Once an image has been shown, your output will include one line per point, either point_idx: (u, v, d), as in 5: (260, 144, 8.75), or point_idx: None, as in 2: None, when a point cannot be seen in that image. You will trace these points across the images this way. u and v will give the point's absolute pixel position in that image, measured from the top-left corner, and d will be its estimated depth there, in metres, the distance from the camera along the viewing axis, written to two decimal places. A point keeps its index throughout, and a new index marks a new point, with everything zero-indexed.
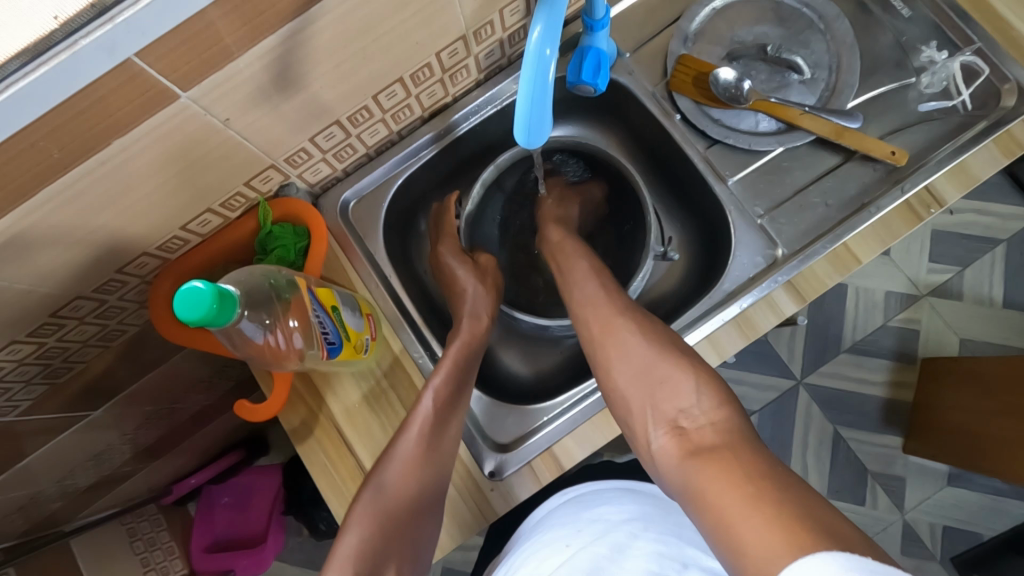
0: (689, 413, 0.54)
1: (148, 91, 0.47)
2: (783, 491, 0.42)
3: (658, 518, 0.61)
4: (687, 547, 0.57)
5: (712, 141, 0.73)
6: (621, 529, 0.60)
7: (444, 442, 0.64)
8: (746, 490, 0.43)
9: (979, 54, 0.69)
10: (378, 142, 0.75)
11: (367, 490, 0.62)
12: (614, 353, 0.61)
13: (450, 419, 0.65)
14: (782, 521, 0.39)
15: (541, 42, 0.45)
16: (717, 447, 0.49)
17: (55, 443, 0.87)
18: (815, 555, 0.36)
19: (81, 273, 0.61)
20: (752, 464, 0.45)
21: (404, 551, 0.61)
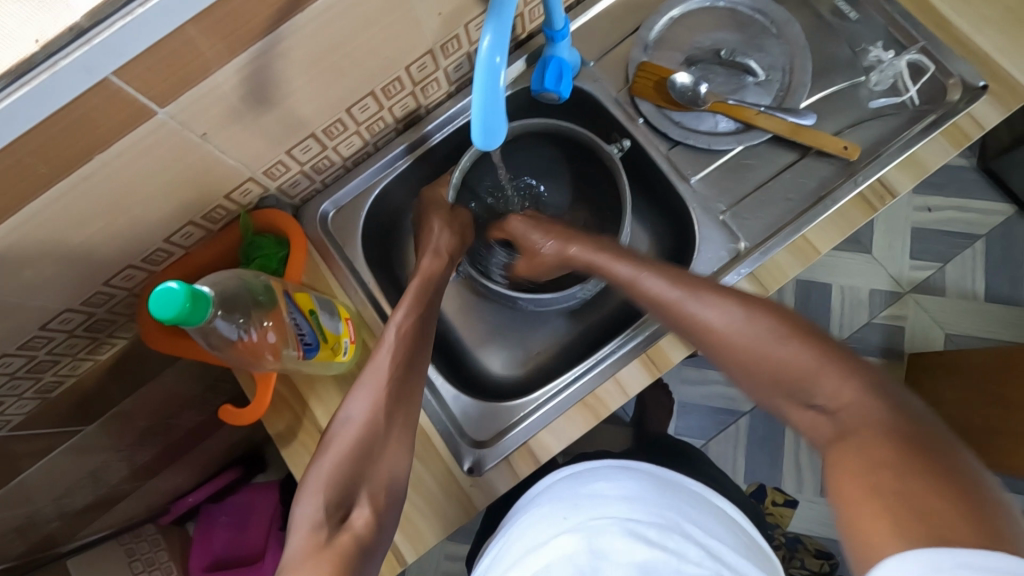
0: (821, 391, 0.51)
1: (127, 108, 0.50)
2: (907, 479, 0.41)
3: (653, 497, 0.61)
4: (683, 522, 0.59)
5: (674, 142, 0.76)
6: (617, 505, 0.59)
7: (410, 382, 0.65)
8: (883, 473, 0.42)
9: (924, 52, 0.73)
10: (355, 153, 0.78)
11: (336, 424, 0.61)
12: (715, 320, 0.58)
13: (418, 353, 0.67)
14: (898, 513, 0.40)
15: (491, 50, 0.48)
16: (864, 420, 0.47)
17: (51, 459, 0.89)
18: (903, 555, 0.37)
19: (71, 286, 0.63)
20: (884, 448, 0.44)
21: (379, 482, 0.59)
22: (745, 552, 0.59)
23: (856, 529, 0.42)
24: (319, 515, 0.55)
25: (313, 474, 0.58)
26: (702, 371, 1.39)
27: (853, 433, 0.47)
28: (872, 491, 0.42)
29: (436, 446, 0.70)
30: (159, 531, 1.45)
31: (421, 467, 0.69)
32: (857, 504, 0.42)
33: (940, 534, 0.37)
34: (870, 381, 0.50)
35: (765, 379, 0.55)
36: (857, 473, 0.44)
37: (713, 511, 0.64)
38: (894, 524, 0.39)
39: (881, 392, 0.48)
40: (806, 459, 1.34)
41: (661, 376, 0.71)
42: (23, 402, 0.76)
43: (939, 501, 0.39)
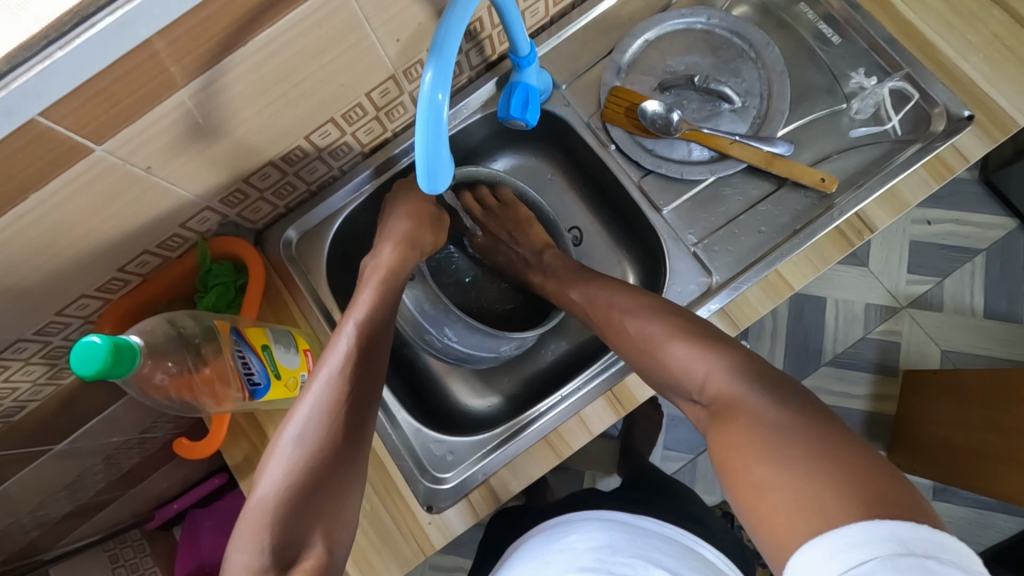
0: (698, 382, 0.54)
1: (59, 147, 0.48)
2: (796, 455, 0.42)
3: (624, 546, 0.58)
4: (654, 569, 0.56)
5: (646, 170, 0.74)
6: (586, 556, 0.56)
7: (363, 393, 0.58)
8: (771, 445, 0.43)
9: (908, 79, 0.70)
10: (319, 178, 0.77)
11: (278, 447, 0.54)
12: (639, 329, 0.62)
13: (375, 356, 0.60)
14: (807, 493, 0.39)
15: (432, 88, 0.46)
16: (739, 403, 0.49)
17: (18, 480, 0.88)
18: (816, 542, 0.37)
19: (22, 319, 0.62)
20: (774, 425, 0.45)
21: (331, 515, 0.52)
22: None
23: (755, 517, 0.42)
24: (263, 559, 0.47)
25: (253, 508, 0.51)
26: None
27: (738, 414, 0.48)
28: (767, 482, 0.42)
29: (395, 485, 0.68)
30: (144, 538, 1.44)
31: (378, 505, 0.68)
32: (759, 494, 0.42)
33: (830, 517, 0.37)
34: (742, 361, 0.52)
35: (677, 386, 0.57)
36: (750, 452, 0.44)
37: (687, 556, 0.61)
38: (791, 508, 0.39)
39: (748, 372, 0.51)
40: None
41: (626, 414, 0.70)
42: None
43: (823, 475, 0.40)
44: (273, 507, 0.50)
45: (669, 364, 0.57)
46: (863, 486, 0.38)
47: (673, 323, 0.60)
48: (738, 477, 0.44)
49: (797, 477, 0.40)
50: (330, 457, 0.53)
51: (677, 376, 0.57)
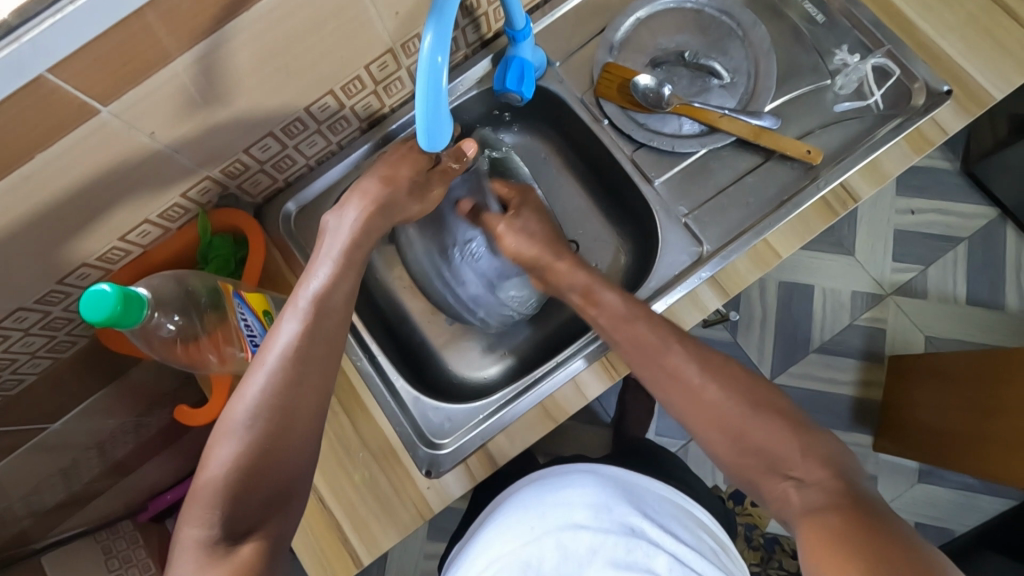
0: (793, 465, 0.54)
1: (67, 107, 0.49)
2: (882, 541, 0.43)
3: (619, 502, 0.58)
4: (649, 528, 0.56)
5: (638, 144, 0.76)
6: (582, 513, 0.56)
7: (312, 371, 0.54)
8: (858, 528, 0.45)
9: (889, 56, 0.73)
10: (317, 153, 0.78)
11: (224, 428, 0.51)
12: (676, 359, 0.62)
13: (334, 325, 0.57)
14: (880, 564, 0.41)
15: (432, 50, 0.47)
16: (836, 493, 0.50)
17: (13, 459, 0.88)
18: None
19: (24, 285, 0.62)
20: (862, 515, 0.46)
21: (282, 493, 0.51)
22: (709, 554, 0.58)
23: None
24: (211, 534, 0.47)
25: (200, 486, 0.50)
26: None
27: (830, 503, 0.49)
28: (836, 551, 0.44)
29: (395, 451, 0.70)
30: None
31: (377, 469, 0.69)
32: (830, 551, 0.44)
33: None
34: (831, 458, 0.53)
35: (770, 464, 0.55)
36: (828, 526, 0.46)
37: (675, 511, 0.63)
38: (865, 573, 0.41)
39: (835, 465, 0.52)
40: None
41: (620, 379, 0.71)
42: None
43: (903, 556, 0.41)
44: (219, 489, 0.49)
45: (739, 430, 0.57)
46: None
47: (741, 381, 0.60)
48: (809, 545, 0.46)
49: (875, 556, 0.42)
50: (277, 439, 0.51)
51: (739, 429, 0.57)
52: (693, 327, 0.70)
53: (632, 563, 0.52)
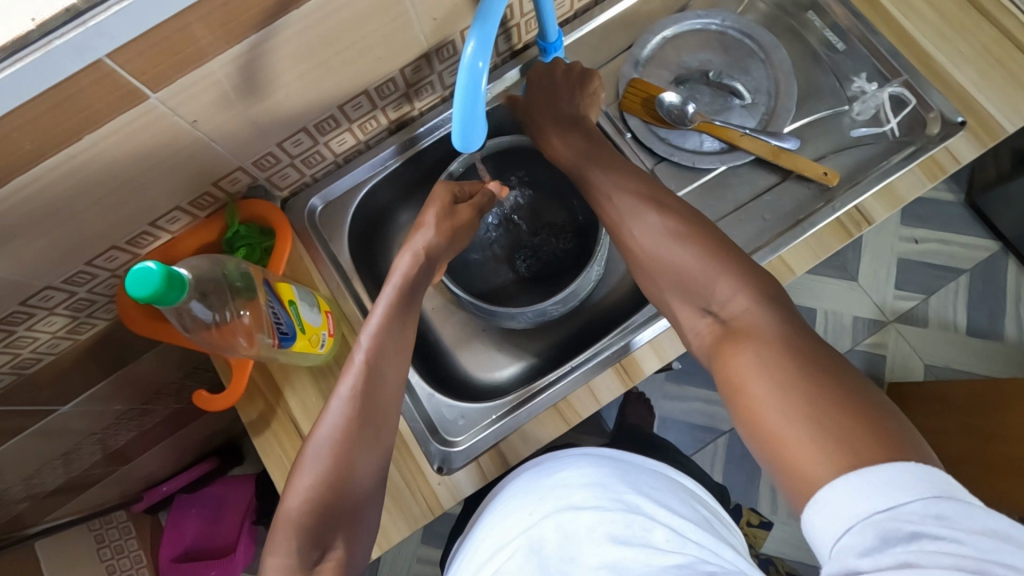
0: (718, 301, 0.55)
1: (118, 90, 0.50)
2: (811, 399, 0.44)
3: (616, 480, 0.57)
4: (645, 502, 0.54)
5: (659, 158, 0.78)
6: (580, 493, 0.55)
7: (375, 413, 0.59)
8: (782, 386, 0.46)
9: (906, 85, 0.75)
10: (345, 151, 0.80)
11: (303, 460, 0.57)
12: (638, 232, 0.63)
13: (388, 375, 0.62)
14: (826, 437, 0.42)
15: (474, 55, 0.49)
16: (752, 330, 0.51)
17: (23, 438, 0.88)
18: (839, 484, 0.39)
19: (54, 262, 0.64)
20: (782, 358, 0.47)
21: (351, 526, 0.56)
22: (704, 525, 0.56)
23: (781, 456, 0.44)
24: (293, 560, 0.52)
25: (282, 517, 0.55)
26: (682, 389, 1.41)
27: (751, 348, 0.49)
28: (782, 411, 0.44)
29: (408, 447, 0.71)
30: (129, 520, 1.41)
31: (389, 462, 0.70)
32: (766, 418, 0.45)
33: (857, 455, 0.40)
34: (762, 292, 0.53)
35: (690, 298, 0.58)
36: (758, 385, 0.47)
37: (670, 484, 0.60)
38: (819, 447, 0.42)
39: (769, 307, 0.52)
40: None
41: (632, 385, 0.72)
42: None
43: (843, 421, 0.42)
44: (298, 517, 0.54)
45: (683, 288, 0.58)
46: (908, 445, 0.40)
47: (742, 263, 0.56)
48: (756, 404, 0.46)
49: (827, 422, 0.42)
50: (348, 465, 0.56)
51: (688, 292, 0.58)
52: (677, 355, 0.72)
53: (631, 538, 0.50)
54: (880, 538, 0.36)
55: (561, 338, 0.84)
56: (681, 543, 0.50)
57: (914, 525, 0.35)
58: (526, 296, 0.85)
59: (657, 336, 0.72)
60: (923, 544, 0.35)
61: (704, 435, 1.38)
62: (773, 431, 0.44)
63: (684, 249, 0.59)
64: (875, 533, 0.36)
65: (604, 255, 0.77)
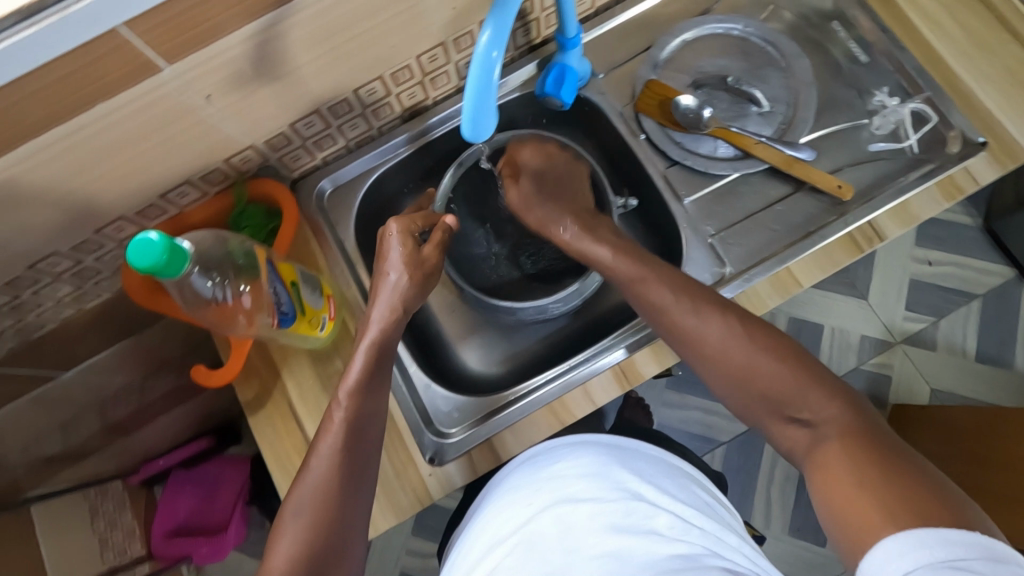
0: (809, 407, 0.55)
1: (133, 61, 0.51)
2: (882, 475, 0.47)
3: (615, 467, 0.57)
4: (645, 489, 0.55)
5: (672, 161, 0.77)
6: (578, 483, 0.55)
7: (357, 464, 0.59)
8: (852, 469, 0.49)
9: (928, 102, 0.73)
10: (358, 136, 0.80)
11: (285, 516, 0.57)
12: (689, 316, 0.63)
13: (369, 426, 0.62)
14: (895, 501, 0.45)
15: (489, 45, 0.49)
16: (833, 427, 0.53)
17: (23, 402, 0.89)
18: (895, 536, 0.43)
19: (61, 229, 0.64)
20: (860, 447, 0.50)
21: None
22: (704, 509, 0.56)
23: (843, 516, 0.47)
24: None
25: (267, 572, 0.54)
26: (681, 397, 1.40)
27: (830, 444, 0.52)
28: (855, 485, 0.48)
29: (400, 437, 0.70)
30: (124, 491, 1.39)
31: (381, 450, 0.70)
32: (836, 489, 0.49)
33: (924, 518, 0.43)
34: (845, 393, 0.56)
35: (775, 405, 0.58)
36: (836, 465, 0.50)
37: (670, 468, 0.60)
38: (882, 511, 0.45)
39: (847, 403, 0.54)
40: (774, 494, 1.34)
41: (630, 389, 0.72)
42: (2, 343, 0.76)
43: (904, 485, 0.46)
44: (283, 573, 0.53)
45: (740, 367, 0.59)
46: (956, 508, 0.44)
47: (810, 360, 0.58)
48: (827, 477, 0.50)
49: (886, 489, 0.46)
50: (332, 520, 0.56)
51: (743, 367, 0.59)
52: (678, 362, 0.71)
53: (632, 526, 0.50)
54: None
55: (561, 338, 0.83)
56: (683, 530, 0.51)
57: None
58: (529, 291, 0.85)
59: (658, 341, 0.71)
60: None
61: (701, 444, 1.37)
62: (843, 501, 0.48)
63: (726, 336, 0.61)
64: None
65: (608, 257, 0.76)
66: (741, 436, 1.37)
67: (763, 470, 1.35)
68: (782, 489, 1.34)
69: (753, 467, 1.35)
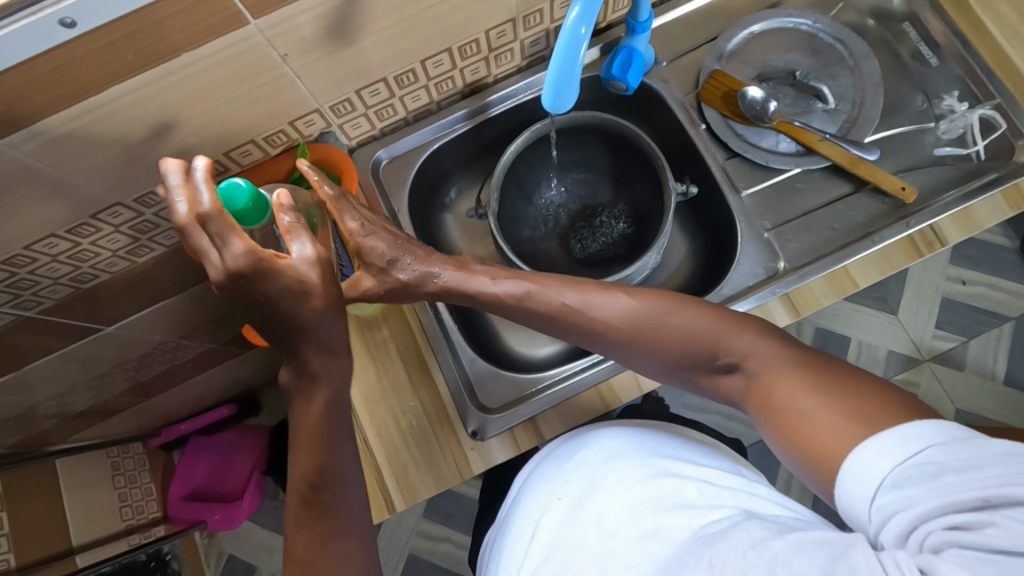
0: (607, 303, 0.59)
1: (222, 11, 0.51)
2: (830, 388, 0.46)
3: (636, 451, 0.57)
4: (669, 462, 0.55)
5: (732, 153, 0.77)
6: (607, 472, 0.56)
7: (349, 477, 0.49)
8: (809, 397, 0.47)
9: (999, 109, 0.73)
10: (417, 109, 0.80)
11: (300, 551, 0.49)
12: (600, 310, 0.59)
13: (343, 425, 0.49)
14: (850, 412, 0.44)
15: (577, 21, 0.49)
16: (765, 357, 0.52)
17: (66, 352, 0.90)
18: (868, 447, 0.41)
19: (129, 179, 0.65)
20: (800, 371, 0.49)
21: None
22: (733, 471, 0.55)
23: (817, 454, 0.44)
24: None
25: None
26: (704, 400, 1.39)
27: (774, 382, 0.50)
28: (816, 411, 0.46)
29: (445, 409, 0.71)
30: (145, 453, 1.42)
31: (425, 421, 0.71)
32: (801, 428, 0.46)
33: (878, 423, 0.42)
34: (763, 325, 0.54)
35: (690, 358, 0.56)
36: (790, 397, 0.48)
37: (689, 442, 0.60)
38: (840, 427, 0.43)
39: (773, 334, 0.53)
40: (791, 503, 1.33)
41: None
42: (57, 289, 0.77)
43: (863, 395, 0.44)
44: None
45: (668, 346, 0.56)
46: (917, 407, 0.43)
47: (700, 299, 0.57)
48: (786, 409, 0.48)
49: (849, 401, 0.44)
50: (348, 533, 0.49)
51: (665, 340, 0.56)
52: None
53: (665, 501, 0.50)
54: (909, 477, 0.38)
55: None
56: (715, 494, 0.50)
57: (937, 465, 0.38)
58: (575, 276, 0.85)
59: None
60: (946, 479, 0.37)
61: None
62: (811, 433, 0.45)
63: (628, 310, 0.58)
64: (910, 483, 0.38)
65: (664, 245, 0.75)
66: (761, 442, 1.36)
67: (781, 478, 1.34)
68: (799, 498, 1.33)
69: (771, 474, 1.35)
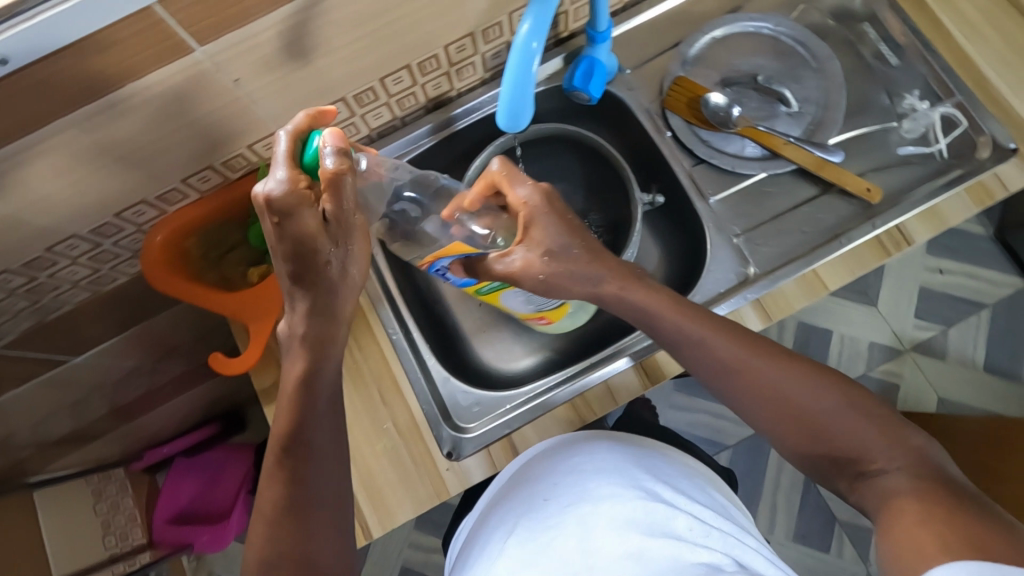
0: (719, 347, 0.58)
1: (166, 40, 0.50)
2: (964, 517, 0.44)
3: (634, 468, 0.55)
4: (663, 490, 0.53)
5: (699, 160, 0.76)
6: (599, 483, 0.53)
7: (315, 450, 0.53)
8: (926, 515, 0.44)
9: (959, 106, 0.73)
10: (381, 126, 0.79)
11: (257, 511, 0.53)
12: (718, 350, 0.58)
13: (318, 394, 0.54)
14: (942, 526, 0.43)
15: (529, 35, 0.49)
16: (932, 482, 0.47)
17: (33, 385, 0.88)
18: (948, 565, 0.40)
19: (82, 210, 0.63)
20: (948, 504, 0.45)
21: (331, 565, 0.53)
22: (721, 512, 0.55)
23: (898, 549, 0.44)
24: None
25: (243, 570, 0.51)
26: (690, 400, 1.39)
27: (902, 505, 0.46)
28: (927, 528, 0.43)
29: (419, 430, 0.70)
30: (127, 478, 1.38)
31: (399, 443, 0.69)
32: (902, 533, 0.44)
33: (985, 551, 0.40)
34: (891, 422, 0.52)
35: (779, 412, 0.55)
36: (904, 504, 0.46)
37: (686, 472, 0.59)
38: (940, 541, 0.42)
39: (895, 431, 0.52)
40: (780, 499, 1.33)
41: (652, 388, 0.71)
42: (18, 323, 0.75)
43: (984, 526, 0.42)
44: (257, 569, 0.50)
45: (784, 403, 0.55)
46: None
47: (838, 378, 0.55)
48: (894, 514, 0.46)
49: (962, 524, 0.43)
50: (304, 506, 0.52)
51: (779, 399, 0.55)
52: None
53: (655, 527, 0.49)
54: None
55: (581, 335, 0.82)
56: (704, 534, 0.50)
57: None
58: None
59: None
60: None
61: (708, 446, 1.37)
62: (902, 542, 0.44)
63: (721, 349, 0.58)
64: None
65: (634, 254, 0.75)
66: (748, 439, 1.37)
67: (769, 474, 1.35)
68: (788, 494, 1.34)
69: (759, 471, 1.35)
